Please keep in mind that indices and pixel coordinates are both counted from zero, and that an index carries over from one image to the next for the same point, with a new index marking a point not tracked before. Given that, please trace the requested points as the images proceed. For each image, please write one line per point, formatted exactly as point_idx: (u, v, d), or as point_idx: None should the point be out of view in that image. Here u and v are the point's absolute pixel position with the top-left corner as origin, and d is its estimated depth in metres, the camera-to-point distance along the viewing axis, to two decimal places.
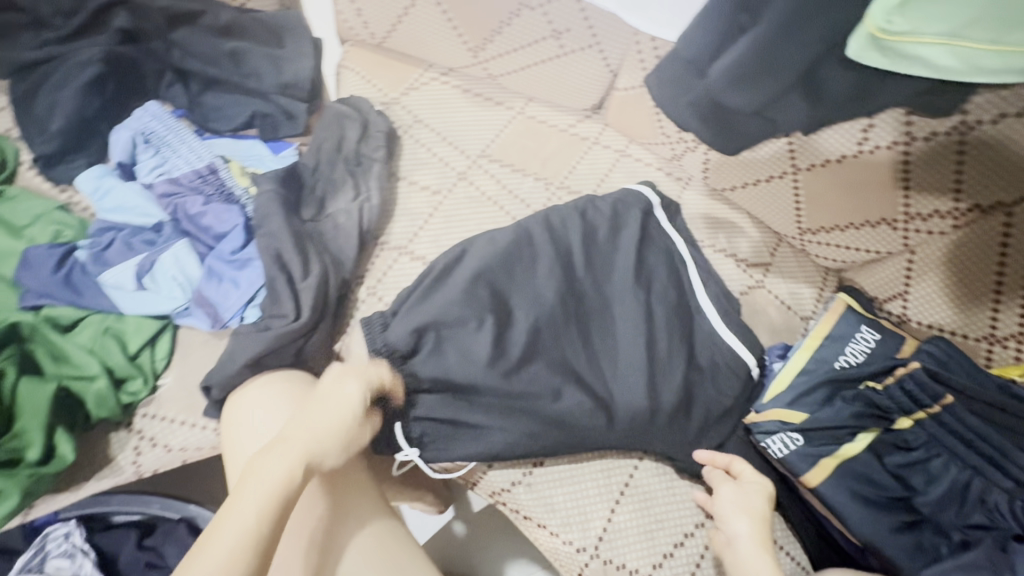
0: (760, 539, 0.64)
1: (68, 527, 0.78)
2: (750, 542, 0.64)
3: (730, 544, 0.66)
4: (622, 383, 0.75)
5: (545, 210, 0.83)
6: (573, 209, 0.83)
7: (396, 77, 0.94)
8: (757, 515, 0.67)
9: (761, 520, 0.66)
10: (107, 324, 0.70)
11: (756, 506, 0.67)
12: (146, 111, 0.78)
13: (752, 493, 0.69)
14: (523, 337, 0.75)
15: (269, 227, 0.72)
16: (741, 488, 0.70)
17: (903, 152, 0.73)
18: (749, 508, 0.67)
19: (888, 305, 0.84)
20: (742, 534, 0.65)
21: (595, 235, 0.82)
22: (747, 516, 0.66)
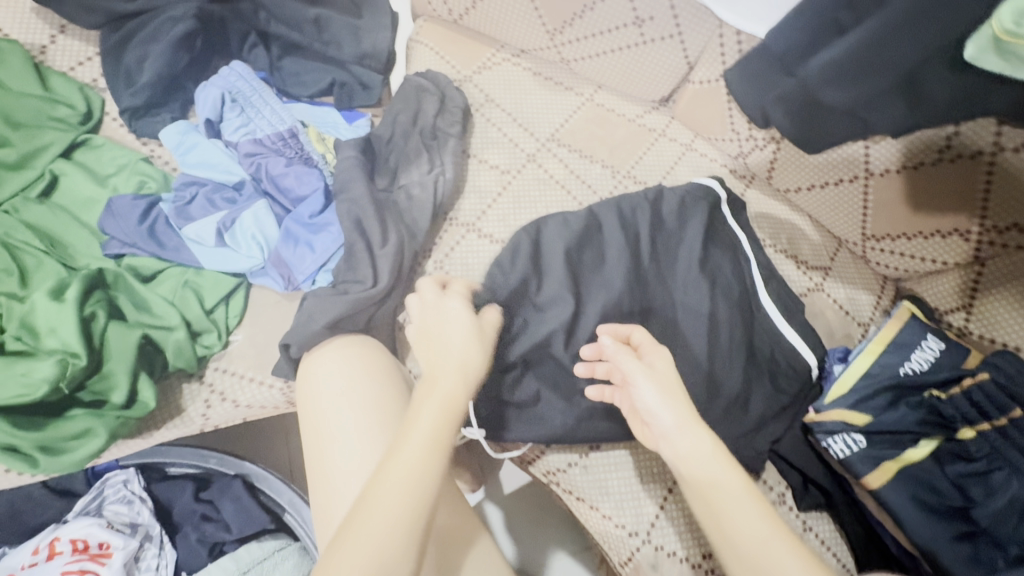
0: (687, 415, 0.58)
1: (126, 475, 0.80)
2: (676, 422, 0.58)
3: (662, 437, 0.59)
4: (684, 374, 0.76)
5: (617, 198, 0.83)
6: (645, 197, 0.83)
7: (469, 55, 0.94)
8: (683, 393, 0.60)
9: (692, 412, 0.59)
10: (187, 277, 0.72)
11: (674, 383, 0.61)
12: (232, 70, 0.78)
13: (646, 381, 0.60)
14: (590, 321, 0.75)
15: (349, 194, 0.72)
16: (650, 368, 0.62)
17: (988, 162, 0.72)
18: (668, 393, 0.59)
19: (949, 316, 0.83)
20: (670, 427, 0.58)
21: (665, 223, 0.83)
22: (672, 408, 0.58)
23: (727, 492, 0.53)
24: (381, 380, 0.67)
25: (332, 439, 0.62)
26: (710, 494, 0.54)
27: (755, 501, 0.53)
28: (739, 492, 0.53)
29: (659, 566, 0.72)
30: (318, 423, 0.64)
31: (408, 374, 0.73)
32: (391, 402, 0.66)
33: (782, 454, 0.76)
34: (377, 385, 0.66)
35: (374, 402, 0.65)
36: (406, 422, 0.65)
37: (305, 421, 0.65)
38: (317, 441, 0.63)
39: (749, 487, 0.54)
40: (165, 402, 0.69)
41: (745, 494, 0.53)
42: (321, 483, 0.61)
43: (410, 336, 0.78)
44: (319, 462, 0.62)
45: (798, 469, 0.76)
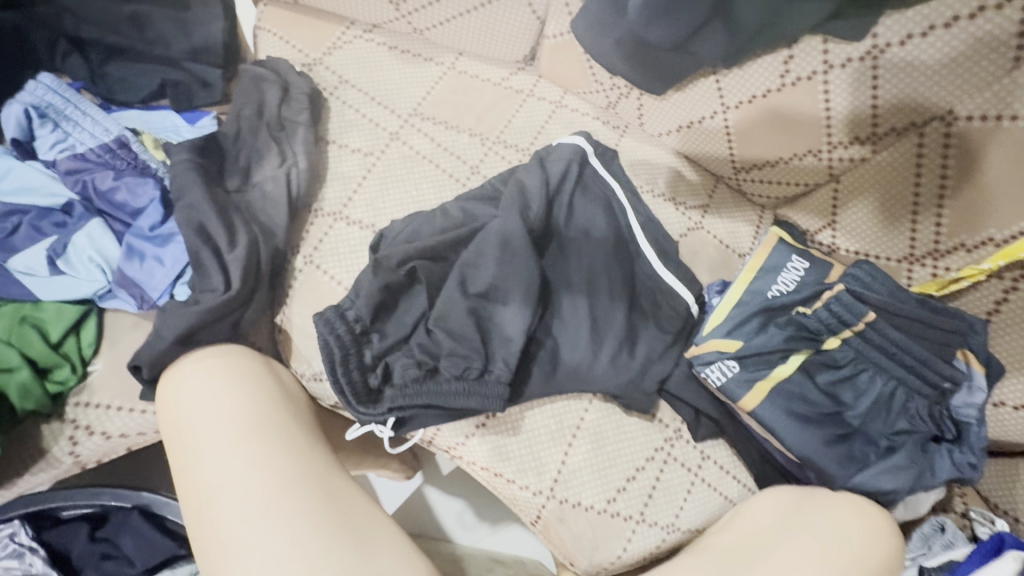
0: None
1: (12, 528, 0.74)
2: None
3: None
4: (564, 328, 0.77)
5: (510, 168, 0.84)
6: (534, 158, 0.83)
7: (316, 37, 0.90)
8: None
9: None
10: (24, 313, 0.67)
11: None
12: (39, 83, 0.73)
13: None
14: (471, 293, 0.73)
15: (187, 199, 0.69)
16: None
17: (823, 81, 0.74)
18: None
19: (819, 236, 0.86)
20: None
21: (558, 187, 0.82)
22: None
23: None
24: (248, 385, 0.65)
25: (199, 458, 0.60)
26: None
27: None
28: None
29: (565, 519, 0.73)
30: (183, 440, 0.61)
31: (285, 378, 0.70)
32: (259, 407, 0.64)
33: (672, 391, 0.78)
34: (241, 392, 0.64)
35: (240, 408, 0.62)
36: (277, 426, 0.63)
37: (172, 439, 0.62)
38: (184, 463, 0.60)
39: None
40: (25, 446, 0.65)
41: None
42: (193, 507, 0.58)
43: (289, 336, 0.76)
44: (187, 482, 0.60)
45: (688, 403, 0.78)
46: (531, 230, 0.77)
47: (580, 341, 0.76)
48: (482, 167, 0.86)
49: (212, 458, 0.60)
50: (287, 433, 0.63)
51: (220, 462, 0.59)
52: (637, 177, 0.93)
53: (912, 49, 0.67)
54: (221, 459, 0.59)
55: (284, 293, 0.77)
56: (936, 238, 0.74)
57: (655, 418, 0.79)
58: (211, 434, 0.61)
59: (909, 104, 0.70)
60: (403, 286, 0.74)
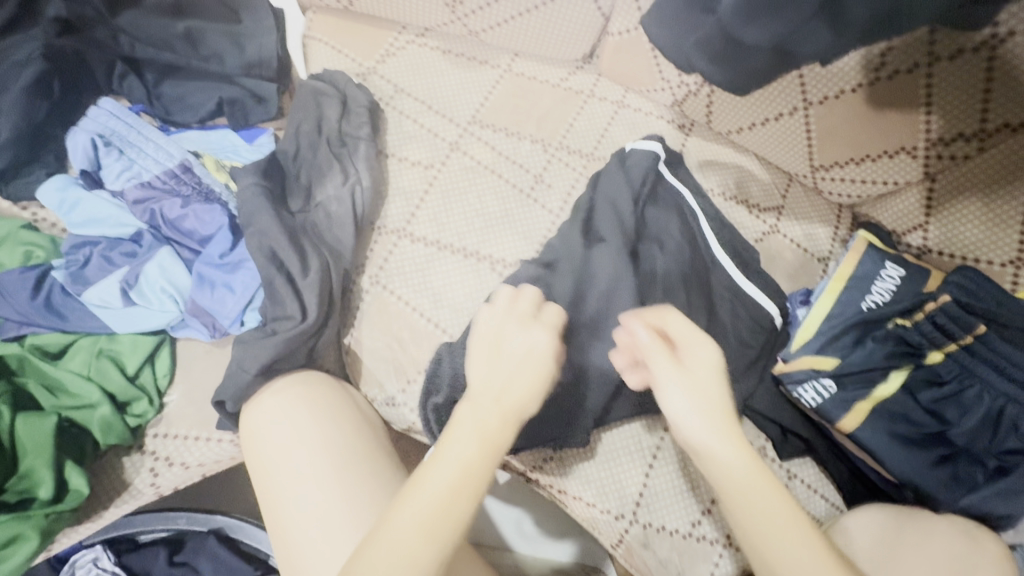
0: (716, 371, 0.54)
1: (95, 552, 0.76)
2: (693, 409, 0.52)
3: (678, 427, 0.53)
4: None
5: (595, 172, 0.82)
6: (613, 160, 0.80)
7: (368, 44, 0.86)
8: (722, 391, 0.53)
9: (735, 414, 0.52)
10: (100, 346, 0.66)
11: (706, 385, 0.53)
12: (102, 109, 0.71)
13: (703, 379, 0.53)
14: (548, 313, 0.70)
15: (257, 225, 0.67)
16: (687, 371, 0.53)
17: (925, 74, 0.68)
18: (706, 393, 0.52)
19: (907, 237, 0.81)
20: (705, 431, 0.51)
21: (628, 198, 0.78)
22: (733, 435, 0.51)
23: (755, 489, 0.49)
24: (329, 414, 0.63)
25: (285, 492, 0.58)
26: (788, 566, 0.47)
27: (787, 504, 0.49)
28: (768, 499, 0.49)
29: (649, 543, 0.71)
30: (269, 473, 0.60)
31: (362, 403, 0.69)
32: (343, 438, 0.62)
33: (757, 409, 0.74)
34: (324, 423, 0.62)
35: (325, 441, 0.61)
36: (362, 456, 0.61)
37: (255, 471, 0.61)
38: (272, 497, 0.59)
39: (771, 473, 0.50)
40: (110, 481, 0.65)
41: (799, 520, 0.48)
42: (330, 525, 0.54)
43: (359, 360, 0.74)
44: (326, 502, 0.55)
45: (773, 420, 0.74)
46: (604, 244, 0.74)
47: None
48: (545, 176, 0.82)
49: (300, 488, 0.58)
50: (371, 462, 0.62)
51: (307, 497, 0.58)
52: (706, 178, 0.87)
53: None
54: (310, 494, 0.58)
55: (351, 316, 0.75)
56: None
57: None
58: (296, 467, 0.59)
59: None
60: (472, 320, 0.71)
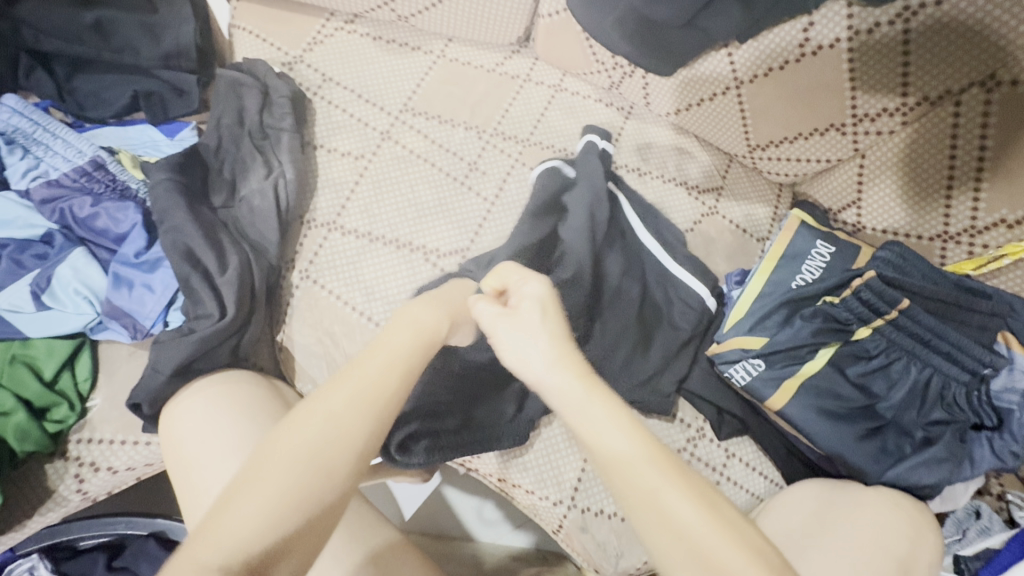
0: (564, 349, 0.50)
1: (31, 561, 0.74)
2: (548, 358, 0.49)
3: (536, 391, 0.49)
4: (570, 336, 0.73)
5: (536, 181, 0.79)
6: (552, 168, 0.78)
7: (296, 33, 0.84)
8: (555, 332, 0.52)
9: (560, 336, 0.51)
10: (13, 352, 0.64)
11: (541, 315, 0.53)
12: (3, 105, 0.68)
13: (535, 323, 0.52)
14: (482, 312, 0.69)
15: (171, 222, 0.65)
16: (517, 313, 0.53)
17: (847, 50, 0.68)
18: (540, 334, 0.51)
19: (842, 214, 0.81)
20: (541, 371, 0.49)
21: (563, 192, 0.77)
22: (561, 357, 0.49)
23: (591, 414, 0.45)
24: (251, 414, 0.62)
25: (205, 494, 0.57)
26: (626, 476, 0.42)
27: (617, 412, 0.45)
28: (594, 409, 0.45)
29: (588, 527, 0.71)
30: (189, 479, 0.58)
31: (289, 401, 0.67)
32: None
33: (693, 391, 0.75)
34: (242, 422, 0.60)
35: (244, 442, 0.59)
36: None
37: (175, 475, 0.59)
38: (193, 498, 0.57)
39: (598, 389, 0.47)
40: (30, 489, 0.63)
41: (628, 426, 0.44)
42: None
43: (291, 356, 0.72)
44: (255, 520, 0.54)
45: (710, 401, 0.75)
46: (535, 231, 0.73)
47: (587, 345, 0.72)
48: (480, 163, 0.81)
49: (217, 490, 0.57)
50: None
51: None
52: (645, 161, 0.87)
53: (950, 10, 0.61)
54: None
55: (282, 312, 0.74)
56: (973, 215, 0.68)
57: (676, 418, 0.75)
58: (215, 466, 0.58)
59: (945, 70, 0.64)
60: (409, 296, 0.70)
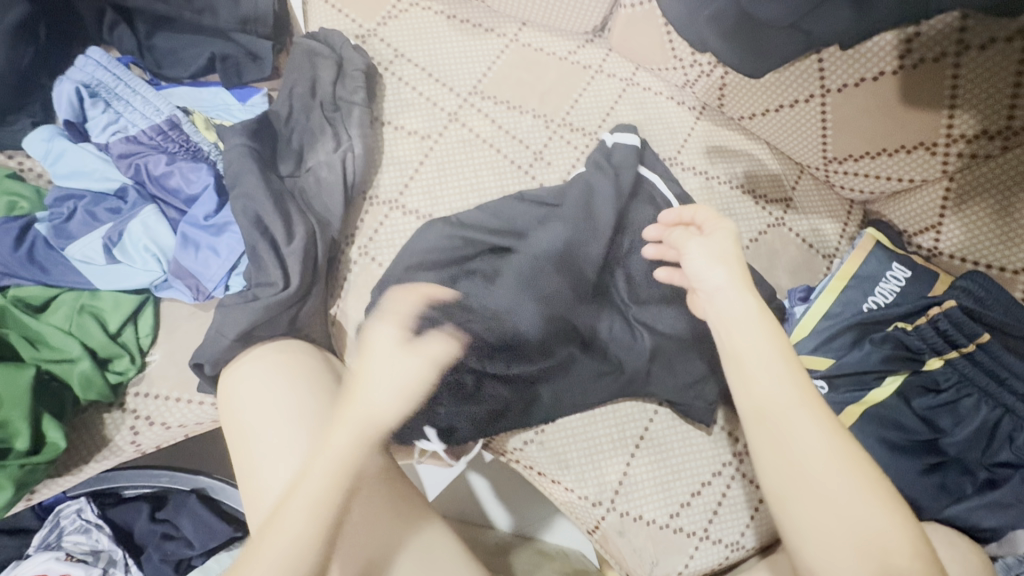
0: (740, 279, 0.57)
1: (78, 504, 0.77)
2: (731, 288, 0.56)
3: (710, 300, 0.58)
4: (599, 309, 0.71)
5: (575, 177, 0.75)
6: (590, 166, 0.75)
7: (370, 4, 0.82)
8: (736, 258, 0.58)
9: (785, 344, 0.54)
10: (82, 302, 0.65)
11: (726, 250, 0.59)
12: (89, 58, 0.69)
13: (715, 245, 0.59)
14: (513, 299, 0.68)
15: (243, 187, 0.65)
16: (709, 238, 0.60)
17: (952, 64, 0.64)
18: (721, 253, 0.59)
19: (918, 238, 0.77)
20: (721, 284, 0.57)
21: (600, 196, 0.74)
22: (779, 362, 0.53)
23: (749, 335, 0.54)
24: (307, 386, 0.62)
25: (262, 459, 0.58)
26: (813, 483, 0.49)
27: (821, 416, 0.51)
28: (811, 423, 0.51)
29: (626, 531, 0.71)
30: (247, 445, 0.59)
31: (342, 372, 0.67)
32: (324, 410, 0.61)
33: None
34: (300, 391, 0.61)
35: (300, 409, 0.60)
36: None
37: (233, 437, 0.61)
38: (247, 460, 0.59)
39: (810, 394, 0.52)
40: (89, 435, 0.65)
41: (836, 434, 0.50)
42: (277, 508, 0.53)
43: (343, 331, 0.72)
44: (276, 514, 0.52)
45: None
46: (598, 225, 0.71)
47: (635, 348, 0.71)
48: (545, 153, 0.79)
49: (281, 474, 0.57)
50: None
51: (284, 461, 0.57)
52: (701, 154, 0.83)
53: None
54: (282, 466, 0.57)
55: (339, 287, 0.73)
56: None
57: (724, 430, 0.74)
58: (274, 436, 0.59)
59: None
60: (443, 257, 0.70)
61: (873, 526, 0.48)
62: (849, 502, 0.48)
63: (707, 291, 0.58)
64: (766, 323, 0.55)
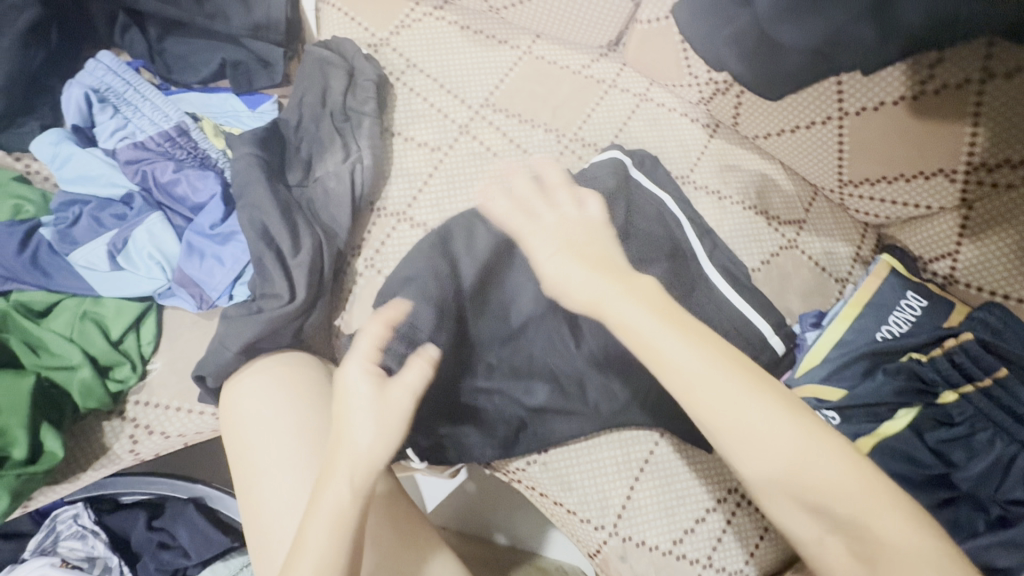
0: (590, 263, 0.52)
1: (75, 509, 0.77)
2: (582, 272, 0.52)
3: (602, 301, 0.51)
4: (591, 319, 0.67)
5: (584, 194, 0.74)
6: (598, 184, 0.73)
7: (384, 13, 0.82)
8: (567, 236, 0.55)
9: (670, 311, 0.50)
10: (85, 308, 0.65)
11: (568, 231, 0.56)
12: (100, 63, 0.69)
13: (547, 223, 0.57)
14: None
15: (250, 198, 0.65)
16: (537, 219, 0.58)
17: (975, 92, 0.62)
18: (555, 236, 0.55)
19: (933, 265, 0.76)
20: (581, 278, 0.52)
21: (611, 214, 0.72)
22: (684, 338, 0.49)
23: (648, 326, 0.49)
24: (310, 401, 0.61)
25: (263, 474, 0.57)
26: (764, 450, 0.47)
27: (742, 378, 0.47)
28: (738, 389, 0.47)
29: (628, 557, 0.69)
30: (248, 460, 0.58)
31: None
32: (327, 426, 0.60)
33: None
34: (302, 406, 0.60)
35: (302, 425, 0.59)
36: None
37: (234, 451, 0.60)
38: (247, 475, 0.58)
39: (729, 362, 0.48)
40: (87, 443, 0.64)
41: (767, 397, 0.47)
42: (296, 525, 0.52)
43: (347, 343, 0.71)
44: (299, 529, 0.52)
45: None
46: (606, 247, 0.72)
47: (642, 371, 0.70)
48: None
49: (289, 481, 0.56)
50: None
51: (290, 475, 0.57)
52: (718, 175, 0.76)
53: None
54: (285, 482, 0.57)
55: (344, 298, 0.73)
56: None
57: None
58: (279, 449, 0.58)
59: None
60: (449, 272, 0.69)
61: (835, 482, 0.46)
62: (806, 466, 0.46)
63: (601, 298, 0.51)
64: (641, 296, 0.50)
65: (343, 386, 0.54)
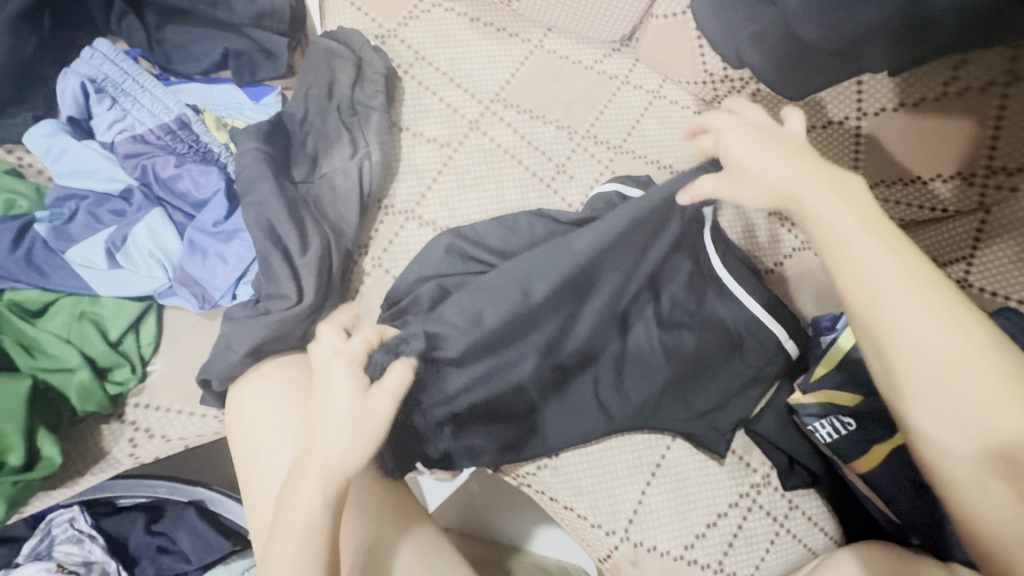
0: (784, 150, 0.49)
1: (72, 513, 0.74)
2: (776, 163, 0.48)
3: (800, 205, 0.46)
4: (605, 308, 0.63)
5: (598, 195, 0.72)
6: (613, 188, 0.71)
7: (391, 4, 0.79)
8: (773, 142, 0.49)
9: (882, 222, 0.43)
10: (82, 308, 0.62)
11: (761, 126, 0.52)
12: (96, 51, 0.65)
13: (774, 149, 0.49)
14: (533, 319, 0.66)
15: (256, 195, 0.62)
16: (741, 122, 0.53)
17: (1000, 94, 0.62)
18: (761, 141, 0.50)
19: (944, 270, 0.72)
20: (787, 176, 0.47)
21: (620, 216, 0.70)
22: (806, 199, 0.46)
23: (846, 220, 0.43)
24: None
25: (269, 481, 0.55)
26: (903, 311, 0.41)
27: (930, 285, 0.41)
28: (874, 239, 0.43)
29: (639, 562, 0.69)
30: (254, 466, 0.57)
31: None
32: None
33: (762, 434, 0.71)
34: None
35: None
36: None
37: (239, 455, 0.58)
38: (253, 481, 0.56)
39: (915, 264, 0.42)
40: (85, 447, 0.62)
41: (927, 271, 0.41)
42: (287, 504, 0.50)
43: None
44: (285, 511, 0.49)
45: (782, 450, 0.71)
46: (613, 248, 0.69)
47: (655, 375, 0.69)
48: (568, 166, 0.77)
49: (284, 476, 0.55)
50: None
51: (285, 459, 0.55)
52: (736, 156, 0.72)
53: None
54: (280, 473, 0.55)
55: (350, 298, 0.71)
56: None
57: (742, 460, 0.72)
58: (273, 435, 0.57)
59: None
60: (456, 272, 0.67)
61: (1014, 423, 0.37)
62: (972, 380, 0.39)
63: (791, 185, 0.46)
64: (832, 185, 0.46)
65: (326, 385, 0.53)
